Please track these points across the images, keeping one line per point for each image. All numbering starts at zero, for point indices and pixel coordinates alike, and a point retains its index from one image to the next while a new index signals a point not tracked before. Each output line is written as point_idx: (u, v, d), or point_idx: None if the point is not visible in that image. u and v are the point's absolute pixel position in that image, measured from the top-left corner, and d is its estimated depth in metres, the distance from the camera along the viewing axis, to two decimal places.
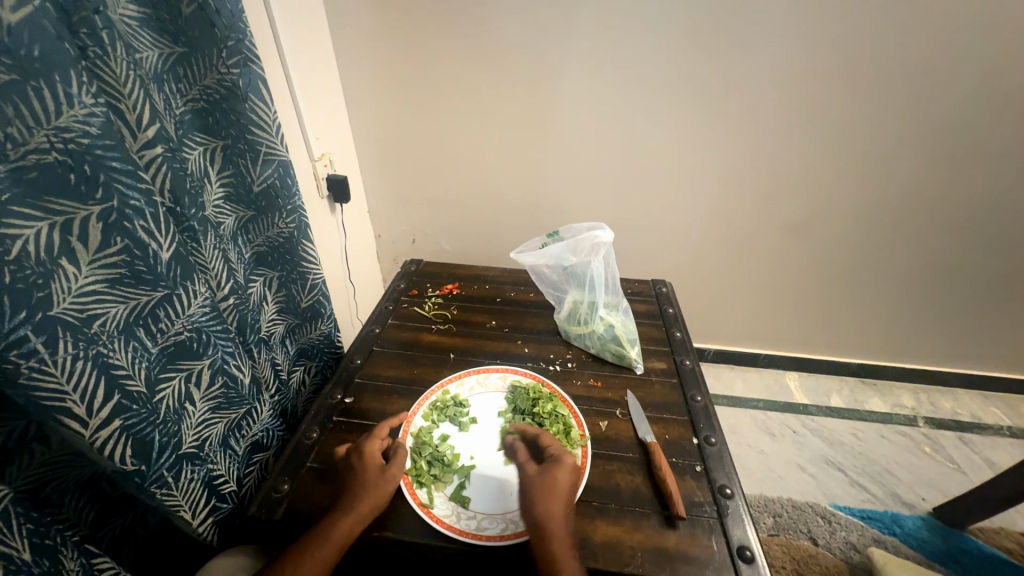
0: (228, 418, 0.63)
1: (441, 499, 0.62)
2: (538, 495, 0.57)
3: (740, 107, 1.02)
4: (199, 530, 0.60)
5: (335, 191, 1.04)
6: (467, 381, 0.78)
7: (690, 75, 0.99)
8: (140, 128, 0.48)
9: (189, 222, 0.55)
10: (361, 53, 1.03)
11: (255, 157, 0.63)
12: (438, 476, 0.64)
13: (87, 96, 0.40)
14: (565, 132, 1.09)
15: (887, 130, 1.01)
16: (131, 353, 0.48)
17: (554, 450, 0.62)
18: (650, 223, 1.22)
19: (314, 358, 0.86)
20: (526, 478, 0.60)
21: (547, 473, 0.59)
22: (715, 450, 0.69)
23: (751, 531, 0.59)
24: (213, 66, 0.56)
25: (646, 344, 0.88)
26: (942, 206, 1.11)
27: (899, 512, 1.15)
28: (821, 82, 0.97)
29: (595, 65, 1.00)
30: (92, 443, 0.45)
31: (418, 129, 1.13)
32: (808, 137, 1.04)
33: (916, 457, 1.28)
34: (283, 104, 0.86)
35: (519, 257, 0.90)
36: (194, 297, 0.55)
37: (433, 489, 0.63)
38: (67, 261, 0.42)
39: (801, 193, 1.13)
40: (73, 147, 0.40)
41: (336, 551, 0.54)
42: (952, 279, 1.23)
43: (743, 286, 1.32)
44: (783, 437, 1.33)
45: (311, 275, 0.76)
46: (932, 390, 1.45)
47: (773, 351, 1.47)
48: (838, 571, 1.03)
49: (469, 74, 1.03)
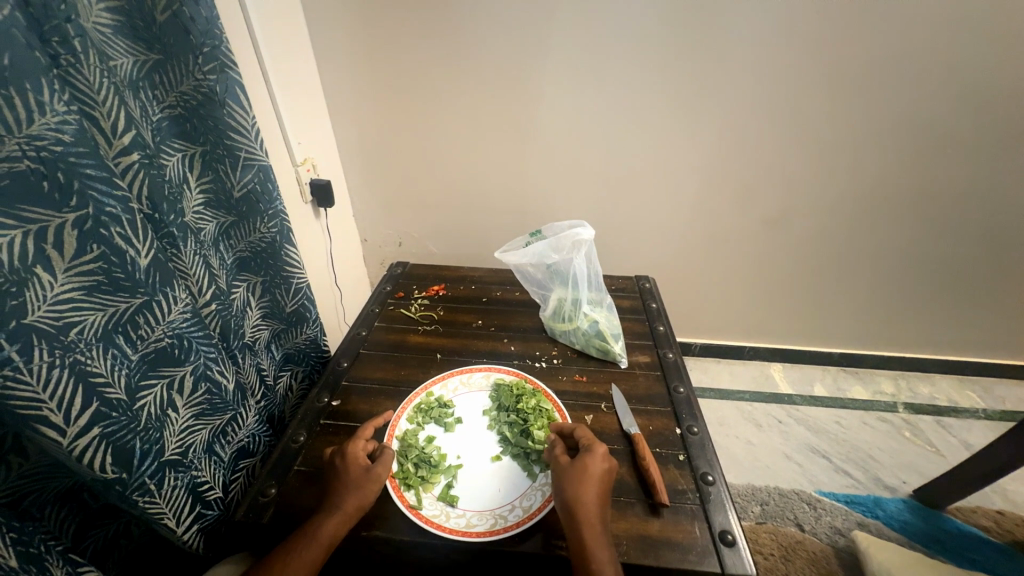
0: (212, 424, 0.63)
1: (429, 500, 0.63)
2: (571, 480, 0.57)
3: (715, 105, 1.05)
4: (184, 538, 0.60)
5: (319, 196, 1.04)
6: (451, 381, 0.79)
7: (666, 75, 1.01)
8: (115, 135, 0.48)
9: (168, 229, 0.55)
10: (342, 58, 1.03)
11: (234, 162, 0.63)
12: (425, 477, 0.65)
13: (60, 104, 0.40)
14: (546, 133, 1.11)
15: (857, 124, 1.05)
16: (110, 361, 0.48)
17: (587, 440, 0.62)
18: (634, 221, 1.24)
19: (300, 362, 0.86)
20: (559, 464, 0.60)
21: (581, 459, 0.59)
22: (697, 439, 0.70)
23: (733, 516, 0.61)
24: (189, 72, 0.56)
25: (631, 338, 0.90)
26: (911, 198, 1.14)
27: (881, 496, 1.18)
28: (792, 79, 1.00)
29: (574, 66, 1.01)
30: (71, 452, 0.45)
31: (400, 132, 1.13)
32: (781, 133, 1.07)
33: (896, 441, 1.32)
34: (263, 110, 0.86)
35: (503, 256, 0.91)
36: (174, 303, 0.54)
37: (421, 490, 0.64)
38: (42, 269, 0.42)
39: (778, 188, 1.16)
40: (46, 155, 0.40)
41: (323, 551, 0.55)
42: (926, 267, 1.27)
43: (726, 280, 1.35)
44: (769, 427, 1.36)
45: (294, 279, 0.76)
46: (911, 377, 1.49)
47: (758, 343, 1.50)
48: (824, 555, 1.06)
49: (450, 77, 1.04)
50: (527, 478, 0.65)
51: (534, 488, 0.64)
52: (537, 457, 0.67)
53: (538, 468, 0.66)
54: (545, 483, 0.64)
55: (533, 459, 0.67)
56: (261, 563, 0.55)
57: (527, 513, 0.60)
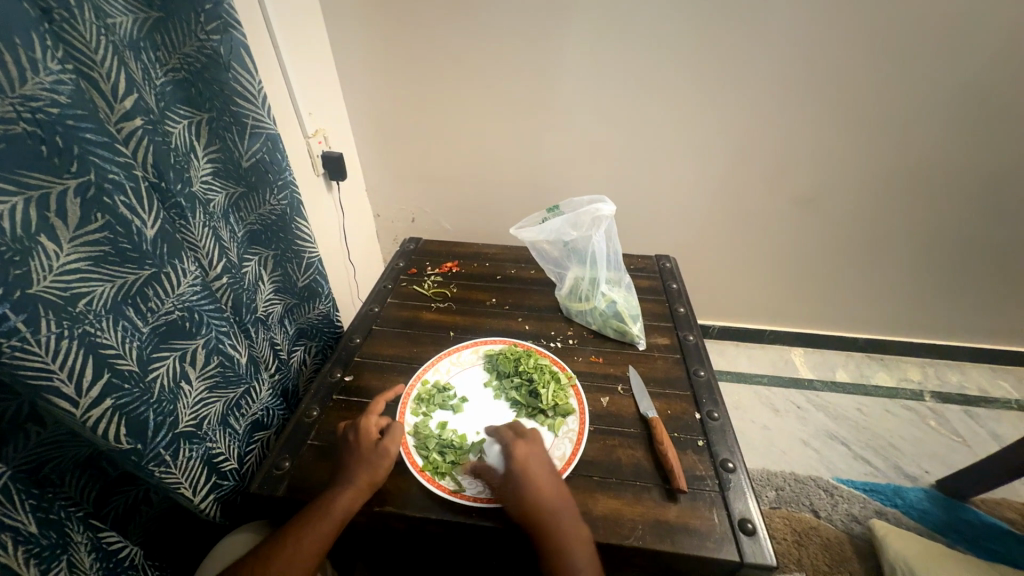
0: (226, 397, 0.63)
1: (466, 479, 0.62)
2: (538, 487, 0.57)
3: (751, 72, 0.97)
4: (201, 507, 0.61)
5: (330, 169, 1.01)
6: (442, 364, 0.77)
7: (697, 39, 0.94)
8: (116, 99, 0.46)
9: (175, 199, 0.54)
10: (353, 22, 0.98)
11: (241, 130, 0.61)
12: (455, 461, 0.63)
13: (54, 62, 0.38)
14: (567, 103, 1.05)
15: (905, 93, 0.97)
16: (120, 332, 0.47)
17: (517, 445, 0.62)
18: (655, 197, 1.19)
19: (313, 338, 0.85)
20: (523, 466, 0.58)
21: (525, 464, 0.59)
22: (717, 425, 0.68)
23: (753, 505, 0.59)
24: (191, 32, 0.53)
25: (649, 319, 0.87)
26: (958, 176, 1.06)
27: (902, 485, 1.15)
28: (836, 43, 0.92)
29: (598, 30, 0.95)
30: (84, 423, 0.45)
31: (413, 103, 1.09)
32: (820, 105, 1.00)
33: (921, 430, 1.28)
34: (273, 77, 0.82)
35: (518, 233, 0.87)
36: (183, 275, 0.53)
37: (456, 475, 0.62)
38: (47, 238, 0.40)
39: (813, 164, 1.08)
40: (43, 117, 0.38)
41: (338, 522, 0.55)
42: (967, 250, 1.19)
43: (749, 260, 1.29)
44: (787, 412, 1.33)
45: (306, 253, 0.75)
46: (939, 364, 1.43)
47: (778, 327, 1.46)
48: (839, 542, 1.04)
49: (465, 43, 0.99)
50: (550, 432, 0.66)
51: (560, 437, 0.66)
52: (553, 411, 0.68)
53: (558, 421, 0.68)
54: (570, 429, 0.66)
55: (550, 413, 0.68)
56: (275, 535, 0.55)
57: (564, 462, 0.62)
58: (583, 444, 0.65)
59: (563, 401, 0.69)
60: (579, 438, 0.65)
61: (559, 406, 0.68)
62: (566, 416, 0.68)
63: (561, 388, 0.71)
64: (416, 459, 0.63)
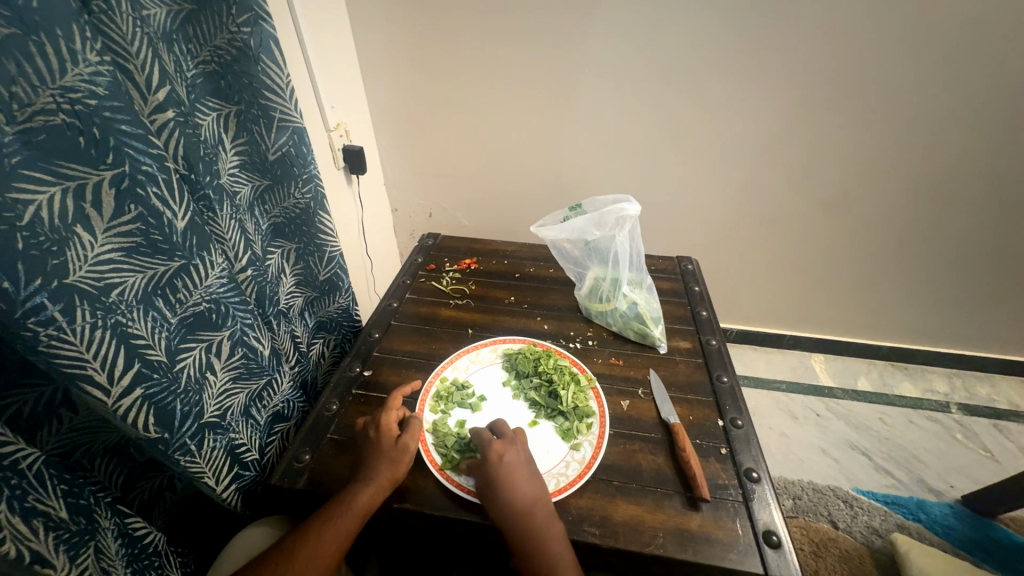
0: (249, 388, 0.64)
1: None
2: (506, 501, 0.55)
3: (781, 71, 0.94)
4: (223, 497, 0.62)
5: (351, 163, 1.01)
6: (461, 362, 0.76)
7: (726, 36, 0.92)
8: (150, 90, 0.46)
9: (204, 191, 0.54)
10: (377, 15, 0.98)
11: (269, 124, 0.61)
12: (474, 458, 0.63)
13: (93, 54, 0.39)
14: (591, 101, 1.03)
15: (944, 94, 0.93)
16: (150, 323, 0.47)
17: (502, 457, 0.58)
18: (678, 198, 1.17)
19: (332, 331, 0.85)
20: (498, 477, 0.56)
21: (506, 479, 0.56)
22: (741, 433, 0.66)
23: (778, 516, 0.57)
24: (223, 24, 0.53)
25: (671, 322, 0.85)
26: (996, 181, 1.02)
27: (925, 499, 1.12)
28: (874, 41, 0.89)
29: (623, 26, 0.93)
30: (115, 411, 0.45)
31: (434, 98, 1.08)
32: (855, 105, 0.97)
33: (946, 443, 1.24)
34: (298, 69, 0.82)
35: (539, 231, 0.86)
36: (211, 268, 0.54)
37: None
38: (83, 228, 0.41)
39: (845, 166, 1.05)
40: (81, 108, 0.39)
41: (359, 518, 0.55)
42: (1003, 257, 1.14)
43: (772, 264, 1.26)
44: (806, 420, 1.30)
45: (327, 247, 0.75)
46: (968, 376, 1.39)
47: (799, 332, 1.42)
48: (859, 555, 1.02)
49: (488, 39, 0.98)
50: (571, 435, 0.66)
51: (581, 442, 0.65)
52: (573, 414, 0.67)
53: (579, 426, 0.66)
54: (591, 433, 0.66)
55: (570, 417, 0.67)
56: (299, 527, 0.55)
57: (584, 464, 0.62)
58: (603, 447, 0.64)
59: (582, 403, 0.69)
60: (599, 443, 0.65)
61: (578, 409, 0.68)
62: (587, 420, 0.67)
63: (580, 389, 0.71)
64: (436, 457, 0.63)
